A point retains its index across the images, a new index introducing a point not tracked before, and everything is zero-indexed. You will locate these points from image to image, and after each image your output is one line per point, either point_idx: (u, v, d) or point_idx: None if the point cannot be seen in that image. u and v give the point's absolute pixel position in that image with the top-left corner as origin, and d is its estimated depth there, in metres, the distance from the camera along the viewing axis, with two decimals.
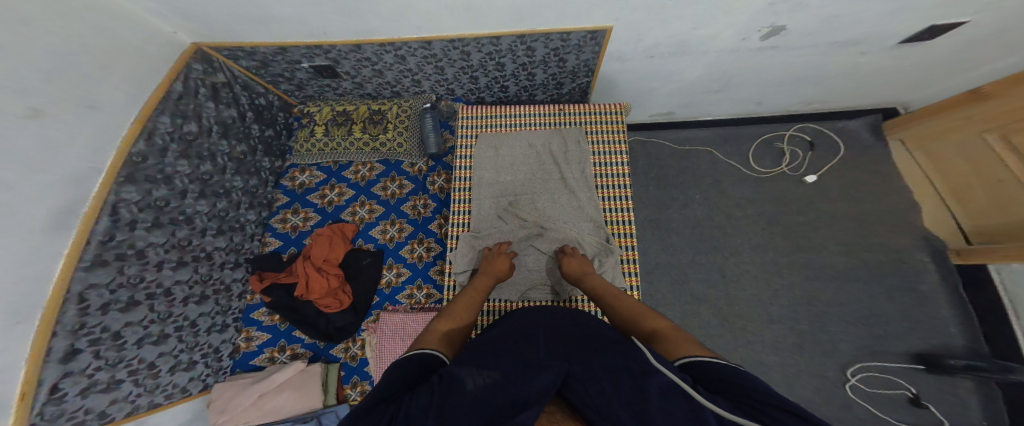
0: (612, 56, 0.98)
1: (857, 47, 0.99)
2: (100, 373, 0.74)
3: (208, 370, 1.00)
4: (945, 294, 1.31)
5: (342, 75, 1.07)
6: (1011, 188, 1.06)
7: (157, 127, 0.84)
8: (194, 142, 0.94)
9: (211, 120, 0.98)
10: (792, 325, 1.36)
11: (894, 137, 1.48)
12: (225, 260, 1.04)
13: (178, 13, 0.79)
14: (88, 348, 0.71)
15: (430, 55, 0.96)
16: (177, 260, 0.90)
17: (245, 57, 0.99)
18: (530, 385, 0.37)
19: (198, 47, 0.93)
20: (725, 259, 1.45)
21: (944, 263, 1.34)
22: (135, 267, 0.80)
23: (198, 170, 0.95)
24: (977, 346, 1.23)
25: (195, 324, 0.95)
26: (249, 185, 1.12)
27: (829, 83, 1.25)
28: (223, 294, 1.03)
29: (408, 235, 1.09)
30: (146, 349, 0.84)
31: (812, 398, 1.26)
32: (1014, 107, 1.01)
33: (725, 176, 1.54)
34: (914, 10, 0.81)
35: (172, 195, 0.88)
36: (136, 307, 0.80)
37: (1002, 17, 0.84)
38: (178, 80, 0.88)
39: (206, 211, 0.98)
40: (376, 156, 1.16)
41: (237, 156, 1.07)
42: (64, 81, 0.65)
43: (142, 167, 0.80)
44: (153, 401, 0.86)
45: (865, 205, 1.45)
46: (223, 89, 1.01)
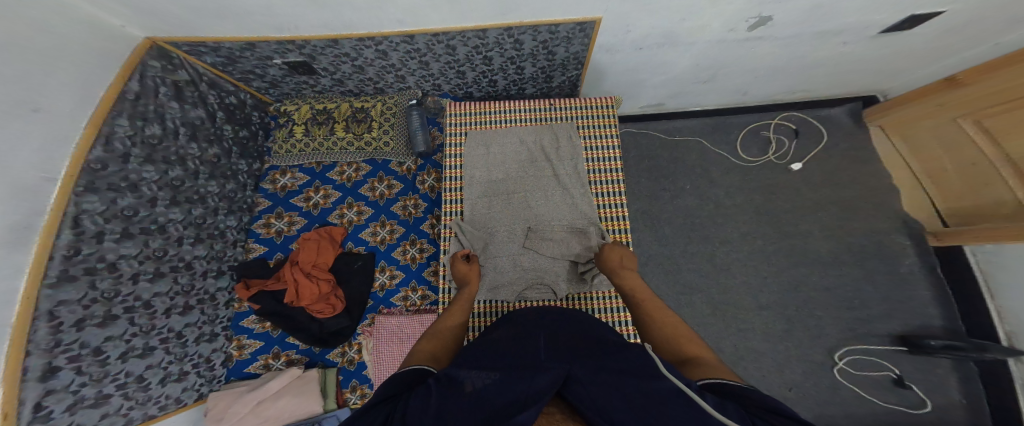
0: (600, 48, 0.97)
1: (841, 37, 1.00)
2: (86, 389, 0.71)
3: (202, 379, 0.97)
4: (924, 275, 1.36)
5: (320, 71, 1.03)
6: (985, 169, 1.10)
7: (115, 131, 0.78)
8: (159, 147, 0.89)
9: (176, 120, 0.93)
10: (781, 311, 1.39)
11: (873, 124, 1.52)
12: (206, 269, 1.00)
13: (137, 10, 0.74)
14: (68, 365, 0.67)
15: (413, 49, 0.93)
16: (154, 271, 0.86)
17: (210, 53, 0.93)
18: (529, 384, 0.37)
19: (153, 42, 0.85)
20: (715, 248, 1.47)
21: (923, 246, 1.39)
22: (108, 281, 0.75)
23: (167, 176, 0.90)
24: (954, 326, 1.30)
25: (182, 335, 0.92)
26: (226, 189, 1.07)
27: (813, 72, 1.26)
28: (208, 303, 1.00)
29: (399, 237, 1.07)
30: (132, 362, 0.80)
31: (801, 381, 1.31)
32: (992, 92, 1.03)
33: (714, 166, 1.55)
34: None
35: (140, 203, 0.83)
36: (115, 321, 0.77)
37: (977, 5, 0.86)
38: (133, 80, 0.81)
39: (180, 219, 0.94)
40: (362, 156, 1.13)
41: (210, 159, 1.03)
42: (14, 82, 0.59)
43: (102, 175, 0.75)
44: (148, 414, 0.83)
45: (849, 191, 1.49)
46: (187, 88, 0.96)
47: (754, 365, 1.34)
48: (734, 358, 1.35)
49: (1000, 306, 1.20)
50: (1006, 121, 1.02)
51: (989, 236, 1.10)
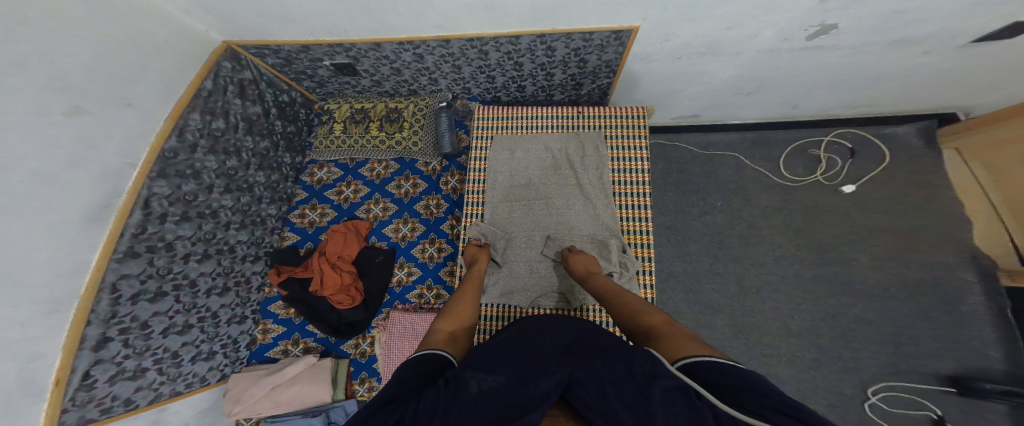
0: (636, 57, 0.93)
1: (919, 47, 0.90)
2: (128, 360, 0.79)
3: (227, 360, 1.03)
4: (990, 316, 1.20)
5: (362, 73, 1.07)
6: None
7: (189, 123, 0.87)
8: (221, 138, 0.96)
9: (237, 116, 1.01)
10: (813, 341, 1.29)
11: (948, 146, 1.35)
12: (246, 254, 1.08)
13: (205, 12, 0.81)
14: (119, 336, 0.76)
15: (448, 53, 0.94)
16: (202, 253, 0.94)
17: (272, 55, 1.00)
18: (534, 390, 0.36)
19: (227, 45, 0.95)
20: (744, 269, 1.39)
21: (992, 285, 1.23)
22: (164, 259, 0.84)
23: (224, 165, 0.98)
24: (1019, 371, 1.13)
25: (216, 316, 0.99)
26: (271, 179, 1.14)
27: (877, 85, 1.14)
28: (243, 286, 1.07)
29: (419, 235, 1.10)
30: (172, 338, 0.88)
31: (828, 417, 1.21)
32: None
33: (751, 182, 1.46)
34: (992, 7, 0.71)
35: (200, 189, 0.92)
36: (164, 298, 0.85)
37: None
38: (209, 79, 0.91)
39: (230, 206, 1.02)
40: (391, 154, 1.16)
41: (260, 152, 1.09)
42: (99, 77, 0.68)
43: (173, 163, 0.84)
44: (174, 389, 0.90)
45: (906, 218, 1.34)
46: (250, 86, 1.03)
47: None
48: None
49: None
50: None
51: None
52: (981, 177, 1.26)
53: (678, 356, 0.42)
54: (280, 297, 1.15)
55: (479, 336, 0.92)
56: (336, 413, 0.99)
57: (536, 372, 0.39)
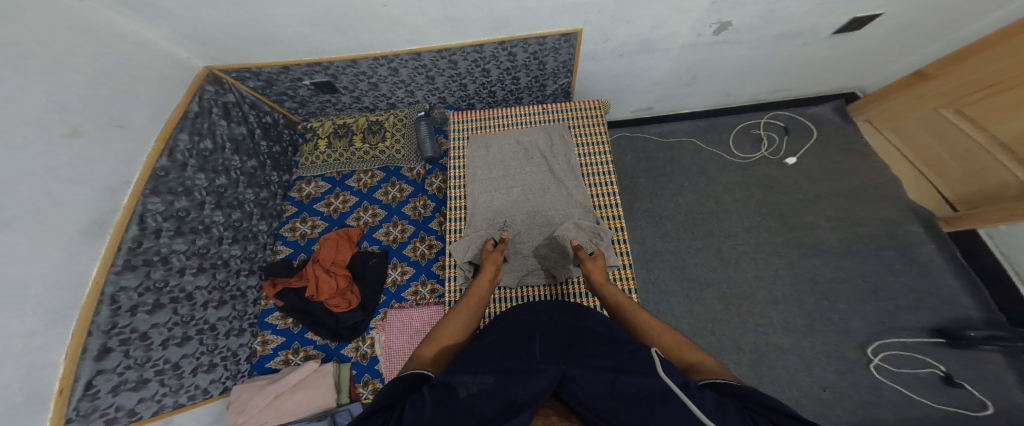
0: (586, 56, 1.08)
1: (801, 39, 1.12)
2: (129, 372, 0.78)
3: (228, 373, 1.03)
4: (944, 262, 1.27)
5: (342, 90, 1.19)
6: (979, 155, 1.13)
7: (178, 144, 0.93)
8: (210, 158, 1.02)
9: (223, 137, 1.07)
10: (800, 304, 1.29)
11: (861, 118, 1.55)
12: (240, 268, 1.10)
13: (194, 40, 0.92)
14: (119, 347, 0.76)
15: (420, 65, 1.07)
16: (197, 267, 0.97)
17: (252, 78, 1.10)
18: (525, 390, 0.38)
19: (209, 70, 1.03)
20: (721, 241, 1.44)
21: (937, 234, 1.31)
22: (160, 273, 0.87)
23: (214, 183, 1.04)
24: (994, 316, 1.16)
25: (214, 328, 1.00)
26: (260, 197, 1.20)
27: (784, 72, 1.35)
28: (240, 299, 1.09)
29: (410, 235, 1.17)
30: (171, 350, 0.88)
31: (836, 382, 1.16)
32: (966, 80, 1.10)
33: (710, 163, 1.59)
34: (833, 5, 0.95)
35: (192, 206, 0.96)
36: (162, 309, 0.87)
37: (908, 5, 0.99)
38: (194, 102, 0.98)
39: (223, 221, 1.06)
40: (376, 164, 1.26)
41: (248, 171, 1.16)
42: (97, 103, 0.75)
43: (164, 180, 0.89)
44: (177, 401, 0.89)
45: (848, 181, 1.46)
46: (233, 108, 1.11)
47: (779, 363, 1.22)
48: (755, 357, 1.24)
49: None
50: (990, 105, 1.06)
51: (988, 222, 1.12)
52: (897, 144, 1.43)
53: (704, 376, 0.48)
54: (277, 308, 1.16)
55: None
56: (343, 417, 0.94)
57: (528, 371, 0.41)
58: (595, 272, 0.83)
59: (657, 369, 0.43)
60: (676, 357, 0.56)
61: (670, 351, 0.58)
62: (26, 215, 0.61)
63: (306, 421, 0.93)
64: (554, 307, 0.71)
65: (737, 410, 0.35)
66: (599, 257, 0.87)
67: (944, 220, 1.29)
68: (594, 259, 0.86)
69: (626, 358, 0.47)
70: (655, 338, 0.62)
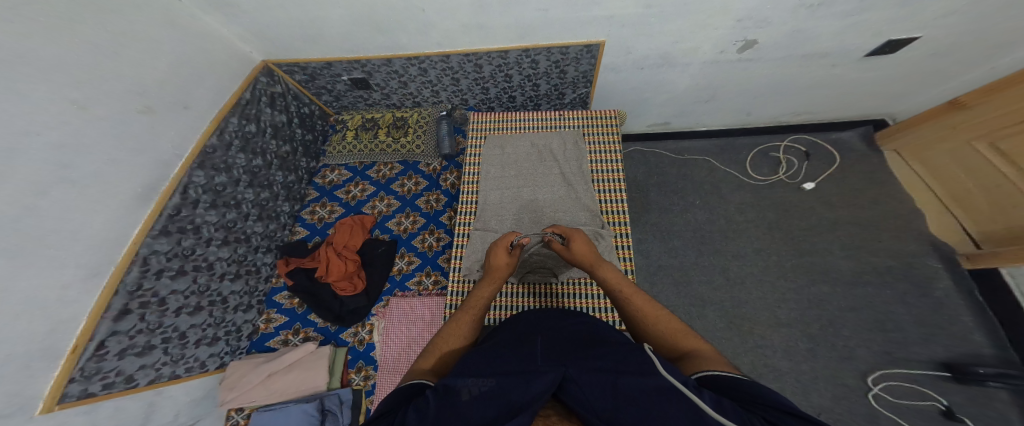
0: (607, 68, 1.11)
1: (829, 59, 1.11)
2: (140, 336, 0.83)
3: (227, 348, 1.08)
4: (961, 298, 1.23)
5: (374, 87, 1.27)
6: (1009, 192, 1.09)
7: (227, 126, 1.03)
8: (252, 140, 1.12)
9: (266, 123, 1.18)
10: (804, 330, 1.27)
11: (888, 147, 1.51)
12: (259, 245, 1.17)
13: (255, 35, 1.03)
14: (137, 310, 0.81)
15: (448, 67, 1.13)
16: (221, 239, 1.04)
17: (300, 72, 1.21)
18: (526, 390, 0.40)
19: (265, 64, 1.16)
20: (728, 261, 1.43)
21: (955, 269, 1.27)
22: (189, 241, 0.94)
23: (251, 163, 1.13)
24: (1007, 354, 1.12)
25: (225, 301, 1.06)
26: (288, 180, 1.27)
27: (808, 93, 1.34)
28: (252, 274, 1.15)
29: (420, 226, 1.21)
30: (182, 318, 0.94)
31: (833, 409, 1.14)
32: (1001, 114, 1.08)
33: (724, 182, 1.58)
34: (860, 27, 0.95)
35: (229, 182, 1.05)
36: (183, 276, 0.93)
37: (940, 31, 0.98)
38: (247, 90, 1.10)
39: (251, 199, 1.14)
40: (396, 157, 1.32)
41: (282, 155, 1.24)
42: (172, 86, 0.88)
43: (211, 157, 0.98)
44: (175, 372, 0.93)
45: (865, 210, 1.43)
46: (279, 98, 1.22)
47: (777, 386, 1.20)
48: (751, 377, 1.22)
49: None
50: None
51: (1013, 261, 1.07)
52: (924, 174, 1.40)
53: (699, 370, 0.48)
54: (285, 288, 1.23)
55: (450, 310, 0.99)
56: (331, 400, 0.98)
57: (529, 373, 0.43)
58: (584, 257, 0.81)
59: (657, 369, 0.43)
60: (678, 345, 0.57)
61: (672, 337, 0.59)
62: (91, 177, 0.71)
63: (298, 401, 0.99)
64: (555, 313, 0.71)
65: (735, 410, 0.35)
66: (579, 240, 0.85)
67: (966, 257, 1.25)
68: (577, 243, 0.84)
69: (624, 358, 0.47)
70: (653, 329, 0.62)
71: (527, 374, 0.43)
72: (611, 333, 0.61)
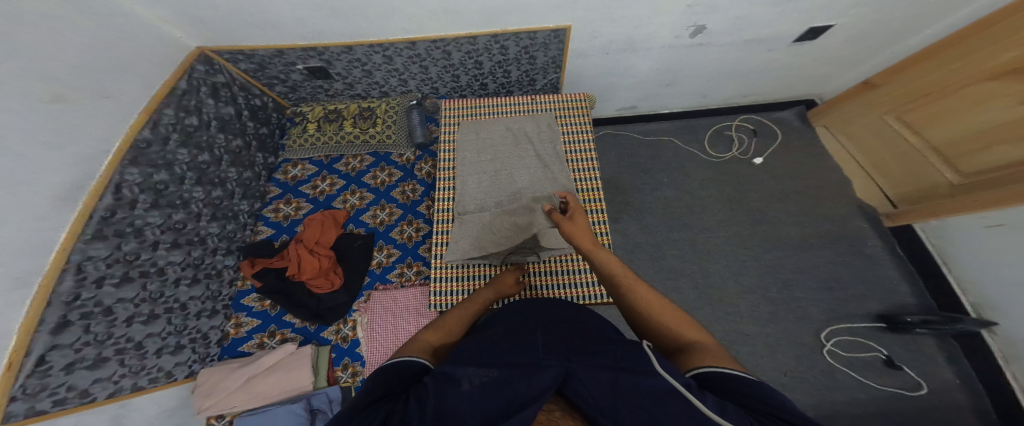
0: (574, 53, 1.15)
1: (767, 45, 1.24)
2: (87, 349, 0.76)
3: (195, 356, 1.00)
4: (886, 254, 1.42)
5: (335, 76, 1.22)
6: (916, 156, 1.29)
7: (161, 118, 0.95)
8: (193, 134, 1.05)
9: (209, 115, 1.10)
10: (763, 294, 1.41)
11: (817, 124, 1.69)
12: (217, 247, 1.10)
13: (191, 21, 0.96)
14: (79, 321, 0.74)
15: (415, 55, 1.12)
16: (171, 241, 0.97)
17: (244, 60, 1.13)
18: (526, 387, 0.40)
19: (201, 50, 1.07)
20: (696, 235, 1.54)
21: (880, 227, 1.47)
22: (132, 245, 0.87)
23: (195, 159, 1.06)
24: (925, 302, 1.31)
25: (185, 307, 0.98)
26: (244, 177, 1.21)
27: (752, 77, 1.47)
28: (214, 278, 1.07)
29: (397, 218, 1.19)
30: (136, 327, 0.86)
31: (796, 366, 1.27)
32: (908, 88, 1.26)
33: (688, 161, 1.69)
34: (791, 15, 1.08)
35: (171, 179, 0.98)
36: (130, 283, 0.86)
37: (851, 20, 1.13)
38: (183, 80, 1.01)
39: (201, 198, 1.07)
40: (366, 149, 1.29)
41: (233, 150, 1.18)
42: (85, 73, 0.78)
43: (145, 153, 0.91)
44: (138, 383, 0.86)
45: (808, 180, 1.59)
46: (222, 89, 1.14)
47: (747, 348, 1.32)
48: (724, 342, 1.33)
49: (957, 278, 1.24)
50: (928, 112, 1.22)
51: (932, 215, 1.24)
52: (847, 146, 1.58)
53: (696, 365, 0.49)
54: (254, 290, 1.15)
55: (439, 298, 0.99)
56: (319, 399, 0.94)
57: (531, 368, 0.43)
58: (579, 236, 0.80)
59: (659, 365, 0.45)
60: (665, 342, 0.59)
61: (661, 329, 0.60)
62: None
63: (282, 403, 0.94)
64: (550, 304, 0.73)
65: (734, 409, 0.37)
66: (581, 222, 0.83)
67: (887, 216, 1.44)
68: (575, 219, 0.84)
69: (626, 354, 0.49)
70: (653, 317, 0.62)
71: (533, 367, 0.44)
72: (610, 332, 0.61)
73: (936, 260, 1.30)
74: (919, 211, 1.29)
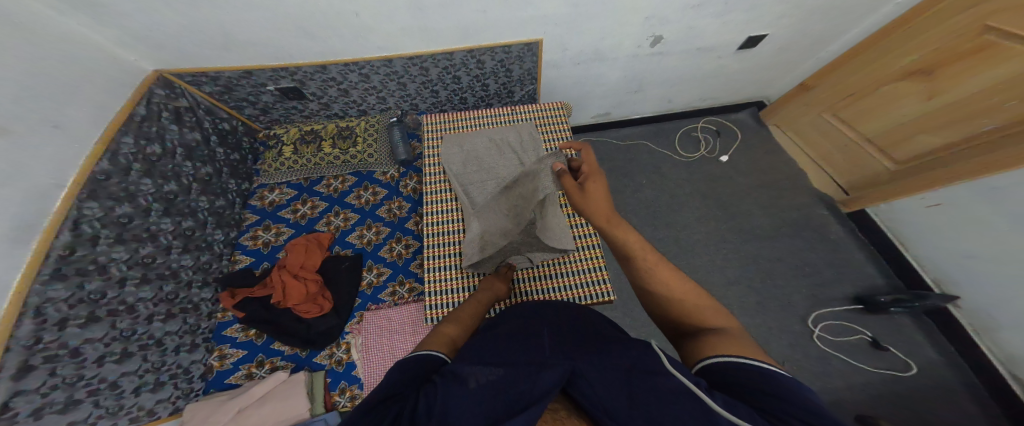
0: (548, 65, 1.22)
1: (716, 52, 1.38)
2: (55, 393, 0.70)
3: (178, 392, 0.93)
4: (848, 237, 1.51)
5: (309, 96, 1.22)
6: (857, 148, 1.44)
7: (121, 148, 0.89)
8: (157, 164, 0.99)
9: (174, 141, 1.05)
10: (748, 284, 1.45)
11: (770, 122, 1.82)
12: (191, 280, 1.02)
13: (144, 43, 0.93)
14: (43, 365, 0.68)
15: (392, 72, 1.14)
16: (141, 276, 0.89)
17: (209, 83, 1.10)
18: (534, 387, 0.36)
19: (159, 74, 1.03)
20: (679, 232, 1.59)
21: (838, 215, 1.56)
22: (97, 283, 0.79)
23: (162, 189, 0.99)
24: (893, 281, 1.39)
25: (161, 343, 0.91)
26: (216, 206, 1.14)
27: (707, 82, 1.61)
28: (191, 312, 1.00)
29: (385, 236, 1.15)
30: (109, 367, 0.80)
31: (792, 355, 1.29)
32: (840, 85, 1.42)
33: (662, 163, 1.78)
34: (733, 25, 1.22)
35: (136, 212, 0.91)
36: (97, 323, 0.78)
37: (782, 29, 1.30)
38: (141, 105, 0.96)
39: (171, 230, 1.00)
40: (348, 169, 1.26)
41: (203, 177, 1.12)
42: (31, 101, 0.73)
43: (105, 185, 0.84)
44: (117, 422, 0.81)
45: (774, 172, 1.71)
46: (186, 114, 1.09)
47: None
48: None
49: (915, 255, 1.33)
50: (858, 111, 1.39)
51: (885, 197, 1.35)
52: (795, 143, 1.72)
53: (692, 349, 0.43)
54: (236, 321, 1.07)
55: (434, 311, 0.94)
56: None
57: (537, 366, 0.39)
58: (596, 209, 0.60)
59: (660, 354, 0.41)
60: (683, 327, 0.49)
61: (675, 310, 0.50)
62: None
63: None
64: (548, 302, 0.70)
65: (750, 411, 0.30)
66: (595, 183, 0.63)
67: (842, 203, 1.56)
68: (591, 185, 0.63)
69: (633, 352, 0.42)
70: (676, 306, 0.50)
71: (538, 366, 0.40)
72: (609, 330, 0.58)
73: (893, 239, 1.40)
74: (873, 196, 1.40)
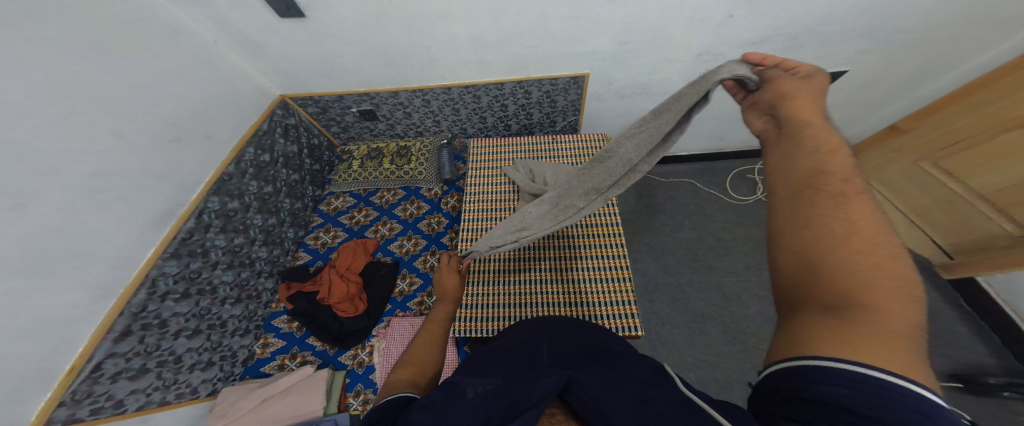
0: (592, 97, 1.24)
1: None
2: (135, 360, 0.81)
3: (220, 374, 1.03)
4: (950, 309, 1.24)
5: (380, 118, 1.37)
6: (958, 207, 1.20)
7: (245, 156, 1.09)
8: (265, 169, 1.17)
9: (279, 153, 1.23)
10: None
11: None
12: (262, 269, 1.17)
13: (280, 73, 1.16)
14: (138, 332, 0.81)
15: (449, 99, 1.24)
16: (227, 262, 1.04)
17: (312, 105, 1.30)
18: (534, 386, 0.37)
19: (282, 98, 1.26)
20: (723, 277, 1.45)
21: (934, 278, 1.31)
22: (198, 264, 0.95)
23: (262, 190, 1.17)
24: (1010, 365, 1.11)
25: (225, 325, 1.03)
26: (295, 206, 1.30)
27: None
28: (253, 299, 1.13)
29: (422, 248, 1.22)
30: (180, 342, 0.92)
31: None
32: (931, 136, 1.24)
33: (708, 203, 1.67)
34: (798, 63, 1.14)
35: (241, 208, 1.08)
36: (187, 299, 0.93)
37: (860, 66, 1.18)
38: (265, 122, 1.18)
39: (260, 224, 1.16)
40: (399, 183, 1.38)
41: (291, 182, 1.28)
42: (196, 119, 0.96)
43: (228, 183, 1.03)
44: (165, 398, 0.89)
45: None
46: (292, 129, 1.30)
47: None
48: None
49: None
50: (962, 161, 1.16)
51: (995, 267, 1.12)
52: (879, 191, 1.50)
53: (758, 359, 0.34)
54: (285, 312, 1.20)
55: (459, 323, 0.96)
56: None
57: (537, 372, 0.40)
58: (803, 109, 0.42)
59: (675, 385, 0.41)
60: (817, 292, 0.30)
61: (814, 262, 0.31)
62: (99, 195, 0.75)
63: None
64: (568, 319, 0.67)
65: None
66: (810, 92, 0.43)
67: (942, 266, 1.29)
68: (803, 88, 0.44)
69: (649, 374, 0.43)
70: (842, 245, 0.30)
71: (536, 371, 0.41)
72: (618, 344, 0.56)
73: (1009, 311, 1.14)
74: (982, 265, 1.16)
